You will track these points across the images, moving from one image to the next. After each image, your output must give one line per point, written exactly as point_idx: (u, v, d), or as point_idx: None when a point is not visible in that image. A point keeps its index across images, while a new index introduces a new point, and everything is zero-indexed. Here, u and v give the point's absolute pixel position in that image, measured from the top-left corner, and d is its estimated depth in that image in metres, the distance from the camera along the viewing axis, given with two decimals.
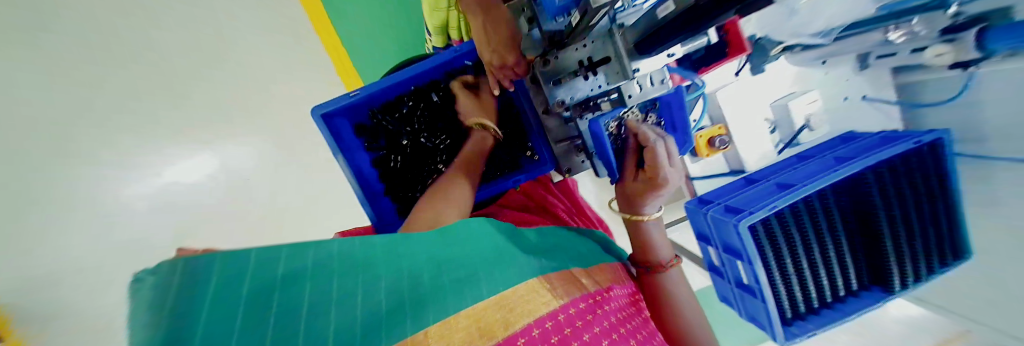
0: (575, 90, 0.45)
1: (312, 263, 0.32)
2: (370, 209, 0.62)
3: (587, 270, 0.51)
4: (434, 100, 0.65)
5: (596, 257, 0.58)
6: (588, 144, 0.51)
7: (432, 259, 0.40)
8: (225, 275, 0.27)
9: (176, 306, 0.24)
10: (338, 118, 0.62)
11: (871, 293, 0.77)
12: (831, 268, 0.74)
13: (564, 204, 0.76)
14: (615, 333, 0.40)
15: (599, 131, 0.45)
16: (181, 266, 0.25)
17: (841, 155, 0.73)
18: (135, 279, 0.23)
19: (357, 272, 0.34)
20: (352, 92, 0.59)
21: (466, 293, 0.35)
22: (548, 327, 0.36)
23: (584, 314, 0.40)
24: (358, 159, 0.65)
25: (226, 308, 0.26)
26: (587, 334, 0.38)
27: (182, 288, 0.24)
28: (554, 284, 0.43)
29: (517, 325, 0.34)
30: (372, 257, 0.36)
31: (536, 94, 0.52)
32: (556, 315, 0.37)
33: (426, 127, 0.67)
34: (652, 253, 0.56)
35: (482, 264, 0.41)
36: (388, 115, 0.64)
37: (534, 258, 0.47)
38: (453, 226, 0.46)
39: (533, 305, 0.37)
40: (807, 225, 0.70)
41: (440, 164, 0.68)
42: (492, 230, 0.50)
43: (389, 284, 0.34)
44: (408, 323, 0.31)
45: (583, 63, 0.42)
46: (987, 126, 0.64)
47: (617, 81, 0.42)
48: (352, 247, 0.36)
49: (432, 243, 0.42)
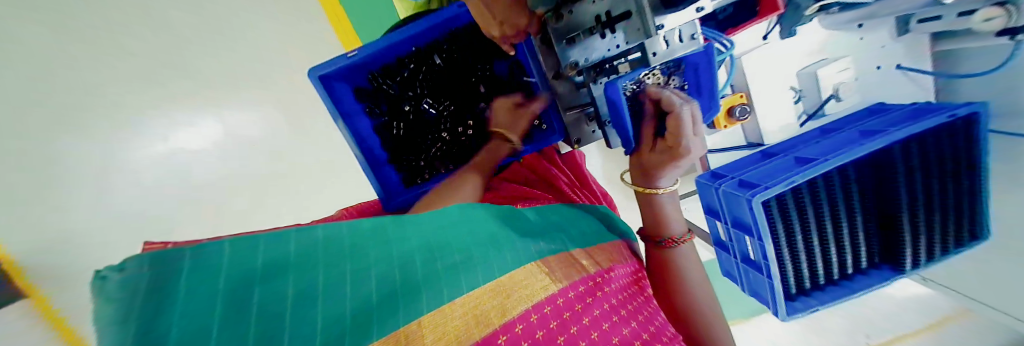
0: (590, 50, 0.41)
1: (294, 254, 0.31)
2: (373, 177, 0.61)
3: (588, 252, 0.50)
4: (436, 62, 0.60)
5: (601, 235, 0.57)
6: (602, 112, 0.46)
7: (424, 244, 0.39)
8: (195, 272, 0.25)
9: (146, 307, 0.22)
10: (336, 80, 0.59)
11: (880, 272, 0.75)
12: (842, 246, 0.73)
13: (566, 178, 0.72)
14: (615, 316, 0.41)
15: (617, 97, 0.40)
16: (148, 265, 0.23)
17: (868, 130, 0.69)
18: (99, 276, 0.21)
19: (344, 260, 0.33)
20: (349, 53, 0.55)
21: (462, 280, 0.35)
22: (547, 312, 0.36)
23: (584, 297, 0.41)
24: (359, 124, 0.63)
25: (206, 304, 0.25)
26: (588, 318, 0.38)
27: (149, 286, 0.23)
28: (553, 268, 0.43)
29: (513, 312, 0.34)
30: (360, 245, 0.35)
31: (545, 57, 0.48)
32: (555, 300, 0.38)
33: (429, 93, 0.63)
34: (662, 228, 0.54)
35: (476, 248, 0.40)
36: (389, 78, 0.61)
37: (533, 241, 0.47)
38: (447, 210, 0.46)
39: (530, 290, 0.38)
40: (824, 200, 0.67)
41: (444, 132, 0.65)
42: (486, 214, 0.49)
43: (381, 272, 0.33)
44: (402, 313, 0.30)
45: (600, 18, 0.39)
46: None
47: (636, 40, 0.39)
48: (338, 236, 0.35)
49: (424, 228, 0.41)
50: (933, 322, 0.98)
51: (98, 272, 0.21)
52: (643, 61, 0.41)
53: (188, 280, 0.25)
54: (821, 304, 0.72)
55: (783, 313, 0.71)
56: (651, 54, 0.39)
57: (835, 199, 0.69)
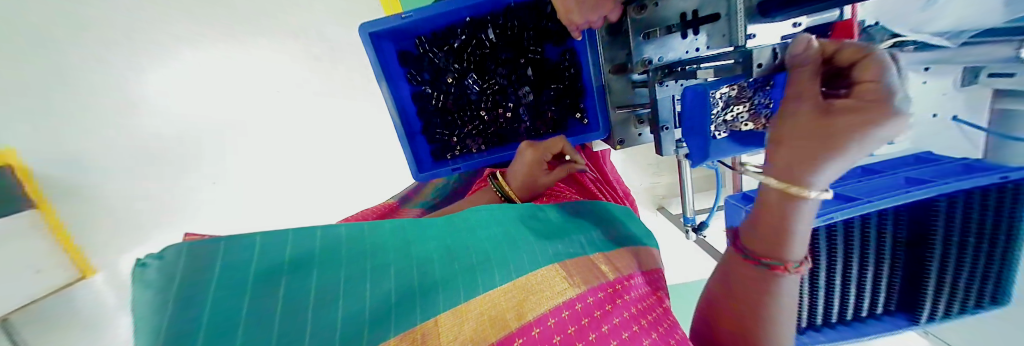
0: (667, 49, 0.40)
1: (320, 247, 0.30)
2: (407, 145, 0.60)
3: (606, 255, 0.44)
4: (489, 37, 0.58)
5: (620, 235, 0.51)
6: (660, 114, 0.43)
7: (442, 248, 0.36)
8: (225, 263, 0.25)
9: (181, 292, 0.22)
10: (384, 40, 0.57)
11: (893, 319, 0.74)
12: (860, 288, 0.71)
13: (591, 172, 0.68)
14: (636, 326, 0.34)
15: (698, 102, 0.37)
16: (185, 251, 0.23)
17: (915, 177, 0.67)
18: (138, 263, 0.22)
19: (366, 257, 0.31)
20: (404, 13, 0.52)
21: (479, 281, 0.32)
22: (565, 317, 0.31)
23: (602, 303, 0.35)
24: (400, 89, 0.62)
25: (233, 291, 0.24)
26: (606, 326, 0.32)
27: (185, 276, 0.23)
28: (570, 271, 0.37)
29: (531, 314, 0.30)
30: (381, 244, 0.33)
31: (609, 47, 0.46)
32: (573, 304, 0.33)
33: (474, 67, 0.60)
34: (783, 247, 0.33)
35: (495, 250, 0.37)
36: (437, 47, 0.59)
37: (550, 243, 0.42)
38: (461, 216, 0.43)
39: (548, 293, 0.33)
40: (853, 239, 0.66)
41: (483, 111, 0.62)
42: (505, 217, 0.45)
43: (400, 270, 0.31)
44: (419, 311, 0.28)
45: (685, 16, 0.38)
46: None
47: (719, 46, 0.37)
48: (360, 233, 0.33)
49: (440, 232, 0.39)
50: None
51: (139, 260, 0.22)
52: (736, 71, 0.36)
53: (223, 266, 0.24)
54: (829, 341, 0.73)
55: None
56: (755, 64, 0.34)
57: (865, 240, 0.67)
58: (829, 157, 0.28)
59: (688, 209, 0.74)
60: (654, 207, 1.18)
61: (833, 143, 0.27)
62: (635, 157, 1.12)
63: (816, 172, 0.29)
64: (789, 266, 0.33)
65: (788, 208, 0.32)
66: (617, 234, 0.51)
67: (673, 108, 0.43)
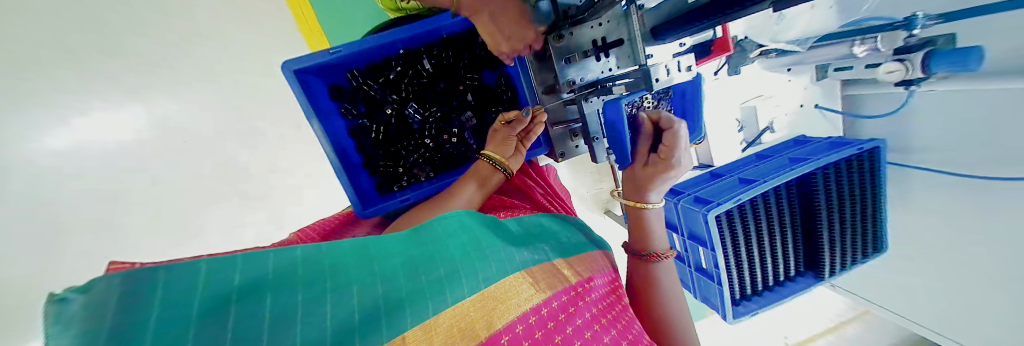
0: (586, 70, 0.45)
1: (275, 270, 0.26)
2: (348, 183, 0.57)
3: (568, 260, 0.45)
4: (425, 68, 0.60)
5: (576, 240, 0.53)
6: (591, 128, 0.49)
7: (409, 259, 0.34)
8: (167, 297, 0.21)
9: (112, 335, 0.18)
10: (313, 76, 0.55)
11: (804, 278, 0.87)
12: (777, 256, 0.83)
13: (540, 186, 0.72)
14: (596, 325, 0.37)
15: (618, 116, 0.43)
16: (116, 285, 0.19)
17: (796, 157, 0.81)
18: (58, 298, 0.17)
19: (327, 276, 0.28)
20: (333, 49, 0.52)
21: (447, 292, 0.31)
22: (532, 322, 0.33)
23: (566, 306, 0.37)
24: (335, 125, 0.59)
25: (171, 330, 0.20)
26: (570, 328, 0.35)
27: (115, 314, 0.19)
28: (537, 277, 0.38)
29: (499, 323, 0.31)
30: (343, 259, 0.31)
31: (537, 71, 0.51)
32: (539, 310, 0.34)
33: (414, 96, 0.62)
34: (647, 244, 0.53)
35: (464, 257, 0.36)
36: (372, 79, 0.59)
37: (517, 249, 0.42)
38: (429, 223, 0.40)
39: (515, 299, 0.34)
40: (761, 215, 0.78)
41: (427, 138, 0.63)
42: (473, 219, 0.43)
43: (364, 287, 0.29)
44: (384, 329, 0.27)
45: (597, 43, 0.42)
46: (917, 143, 0.77)
47: (627, 65, 0.43)
48: (320, 253, 0.30)
49: (405, 244, 0.36)
50: (832, 326, 1.16)
51: (54, 295, 0.17)
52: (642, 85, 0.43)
53: (162, 298, 0.21)
54: (760, 308, 0.82)
55: (730, 316, 0.79)
56: (655, 79, 0.41)
57: (771, 214, 0.79)
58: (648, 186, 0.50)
59: None
60: (601, 210, 1.26)
61: (655, 180, 0.50)
62: (577, 168, 1.20)
63: (645, 196, 0.51)
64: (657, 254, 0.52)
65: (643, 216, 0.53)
66: (575, 241, 0.53)
67: (599, 122, 0.49)
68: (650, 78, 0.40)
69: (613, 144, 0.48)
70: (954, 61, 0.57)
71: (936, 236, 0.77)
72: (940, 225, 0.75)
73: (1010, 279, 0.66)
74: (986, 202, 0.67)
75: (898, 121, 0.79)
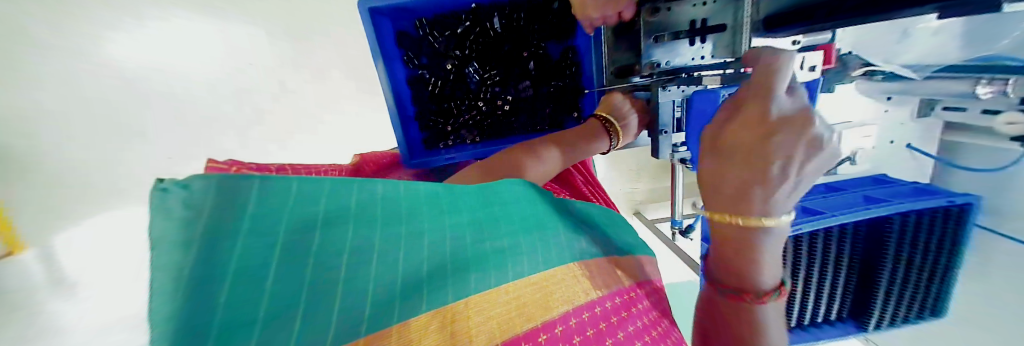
0: (675, 54, 0.40)
1: (355, 204, 0.27)
2: (401, 130, 0.56)
3: (620, 260, 0.42)
4: (494, 28, 0.57)
5: (623, 244, 0.47)
6: (661, 118, 0.45)
7: (475, 221, 0.33)
8: (257, 208, 0.21)
9: (206, 235, 0.19)
10: (382, 17, 0.54)
11: (844, 326, 0.81)
12: (819, 298, 0.77)
13: (582, 175, 0.68)
14: (647, 336, 0.31)
15: (710, 109, 0.39)
16: (212, 186, 0.19)
17: (871, 196, 0.73)
18: (160, 188, 0.17)
19: (400, 220, 0.29)
20: None
21: (508, 265, 0.30)
22: (585, 318, 0.29)
23: (618, 310, 0.32)
24: (396, 71, 0.58)
25: (264, 240, 0.21)
26: (621, 334, 0.30)
27: (210, 213, 0.19)
28: (592, 271, 0.35)
29: (557, 310, 0.28)
30: (415, 206, 0.31)
31: (614, 49, 0.48)
32: (593, 306, 0.30)
33: (477, 56, 0.59)
34: (750, 276, 0.32)
35: (526, 234, 0.34)
36: (438, 30, 0.57)
37: (574, 237, 0.39)
38: (495, 186, 0.39)
39: (569, 290, 0.31)
40: (818, 251, 0.71)
41: (481, 102, 0.61)
42: (534, 198, 0.42)
43: (431, 241, 0.29)
44: (450, 288, 0.26)
45: (695, 24, 0.38)
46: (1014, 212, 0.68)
47: (722, 56, 0.39)
48: (397, 195, 0.31)
49: (475, 202, 0.36)
50: None
51: (159, 184, 0.17)
52: (736, 79, 0.38)
53: (254, 210, 0.21)
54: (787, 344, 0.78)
55: None
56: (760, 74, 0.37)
57: (827, 252, 0.72)
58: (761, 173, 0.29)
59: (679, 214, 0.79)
60: (630, 211, 1.21)
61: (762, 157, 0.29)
62: (616, 164, 1.15)
63: (753, 201, 0.30)
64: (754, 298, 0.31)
65: (752, 233, 0.31)
66: (625, 243, 0.48)
67: (673, 113, 0.44)
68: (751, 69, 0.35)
69: (690, 143, 0.44)
70: None
71: (1007, 320, 0.69)
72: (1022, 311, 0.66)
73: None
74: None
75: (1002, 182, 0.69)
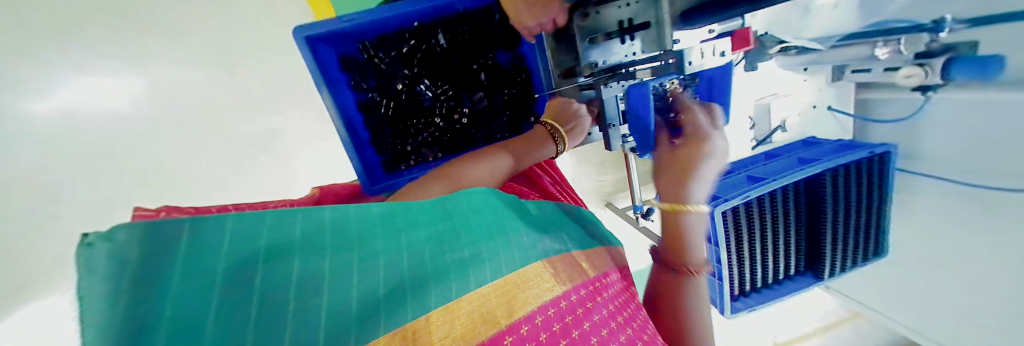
0: (609, 53, 0.43)
1: (301, 234, 0.27)
2: (356, 156, 0.55)
3: (586, 252, 0.44)
4: (440, 44, 0.58)
5: (591, 237, 0.50)
6: (608, 112, 0.48)
7: (433, 235, 0.34)
8: (190, 251, 0.21)
9: (136, 284, 0.19)
10: (323, 45, 0.53)
11: (804, 278, 0.89)
12: (778, 256, 0.84)
13: (549, 176, 0.71)
14: (612, 323, 0.35)
15: (644, 98, 0.43)
16: (141, 236, 0.19)
17: (805, 157, 0.81)
18: (85, 243, 0.17)
19: (353, 245, 0.29)
20: (345, 16, 0.50)
21: (470, 274, 0.30)
22: (551, 315, 0.31)
23: (584, 301, 0.35)
24: (344, 97, 0.57)
25: (200, 283, 0.21)
26: (587, 324, 0.33)
27: (137, 263, 0.19)
28: (556, 265, 0.37)
29: (521, 312, 0.30)
30: (370, 229, 0.31)
31: (555, 54, 0.50)
32: (559, 302, 0.33)
33: (427, 73, 0.60)
34: (683, 252, 0.44)
35: (487, 239, 0.35)
36: (384, 52, 0.57)
37: (539, 236, 0.40)
38: (453, 197, 0.39)
39: (535, 290, 0.32)
40: (768, 213, 0.78)
41: (437, 117, 0.62)
42: (498, 203, 0.42)
43: (388, 261, 0.29)
44: (409, 305, 0.26)
45: (622, 24, 0.41)
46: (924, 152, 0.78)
47: (651, 50, 0.42)
48: (347, 219, 0.30)
49: (432, 215, 0.36)
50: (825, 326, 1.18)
51: (82, 239, 0.17)
52: (672, 68, 0.46)
53: (187, 255, 0.21)
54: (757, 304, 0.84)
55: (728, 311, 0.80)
56: (687, 63, 0.45)
57: (777, 212, 0.79)
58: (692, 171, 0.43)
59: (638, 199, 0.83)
60: (602, 203, 1.25)
61: (689, 166, 0.43)
62: (582, 160, 1.20)
63: (682, 193, 0.43)
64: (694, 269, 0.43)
65: (683, 219, 0.43)
66: (591, 237, 0.50)
67: (618, 107, 0.48)
68: (684, 61, 0.45)
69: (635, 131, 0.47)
70: (974, 69, 0.57)
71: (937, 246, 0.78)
72: (948, 237, 0.75)
73: (994, 287, 0.68)
74: (982, 210, 0.68)
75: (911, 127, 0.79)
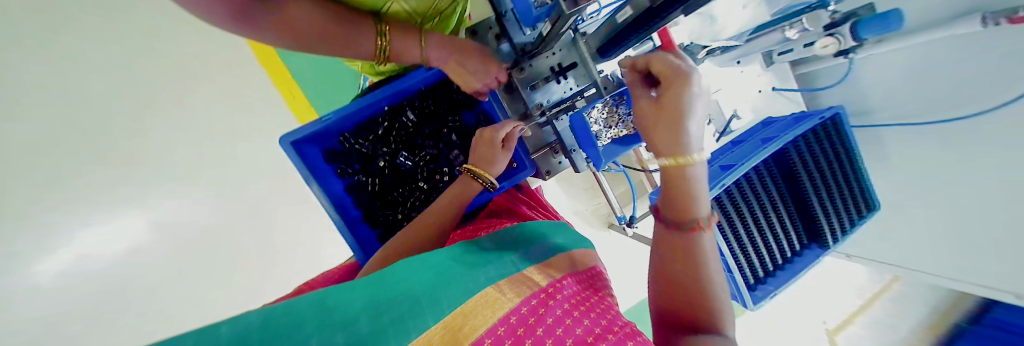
0: (549, 93, 0.50)
1: (220, 335, 0.21)
2: (351, 235, 0.59)
3: (537, 268, 0.46)
4: (410, 118, 0.65)
5: (550, 248, 0.53)
6: (567, 141, 0.54)
7: (369, 305, 0.31)
8: None
9: None
10: (306, 144, 0.60)
11: (812, 250, 0.89)
12: (779, 235, 0.85)
13: (529, 206, 0.74)
14: (570, 318, 0.35)
15: (580, 124, 0.48)
16: None
17: (766, 138, 0.86)
18: None
19: (281, 331, 0.24)
20: (324, 117, 0.58)
21: (413, 324, 0.29)
22: (502, 332, 0.31)
23: (536, 309, 0.35)
24: (332, 185, 0.63)
25: None
26: (543, 329, 0.32)
27: None
28: (503, 290, 0.38)
29: (472, 337, 0.30)
30: (297, 318, 0.26)
31: (510, 102, 0.57)
32: (507, 318, 0.33)
33: (403, 146, 0.66)
34: (689, 210, 0.40)
35: (425, 292, 0.34)
36: (363, 137, 0.63)
37: (477, 272, 0.41)
38: (391, 271, 0.39)
39: (482, 316, 0.33)
40: (750, 197, 0.81)
41: (420, 182, 0.66)
42: (426, 262, 0.42)
43: (325, 337, 0.25)
44: None
45: (554, 69, 0.49)
46: (875, 102, 0.88)
47: (584, 82, 0.49)
48: (268, 314, 0.25)
49: (361, 289, 0.34)
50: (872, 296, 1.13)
51: None
52: (597, 94, 0.50)
53: None
54: (776, 289, 0.83)
55: (750, 302, 0.80)
56: (603, 88, 0.48)
57: (758, 193, 0.83)
58: (684, 116, 0.37)
59: (620, 210, 0.87)
60: (605, 225, 1.28)
61: (674, 111, 0.38)
62: (574, 187, 1.24)
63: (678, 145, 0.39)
64: (700, 223, 0.39)
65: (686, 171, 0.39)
66: (545, 249, 0.52)
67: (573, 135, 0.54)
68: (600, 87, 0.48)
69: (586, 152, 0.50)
70: (881, 25, 0.64)
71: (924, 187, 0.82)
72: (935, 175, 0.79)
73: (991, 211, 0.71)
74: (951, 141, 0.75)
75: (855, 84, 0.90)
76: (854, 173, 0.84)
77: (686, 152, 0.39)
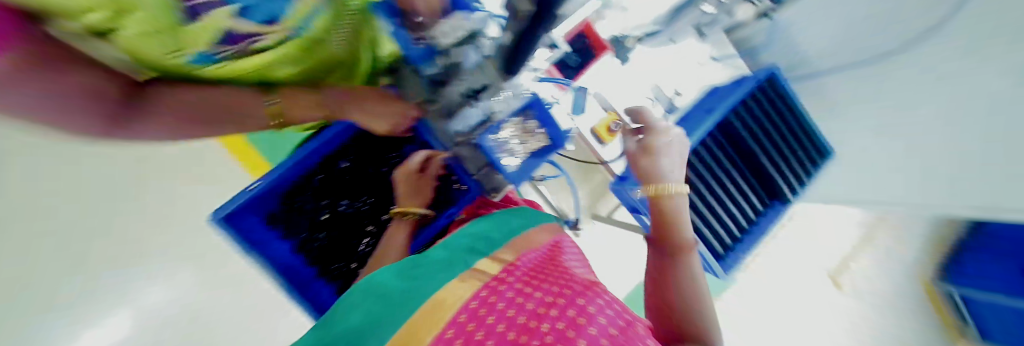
0: (468, 118, 0.48)
1: None
2: None
3: (491, 259, 0.44)
4: (344, 165, 0.62)
5: (504, 234, 0.52)
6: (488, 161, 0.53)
7: None
8: None
9: None
10: (244, 215, 0.58)
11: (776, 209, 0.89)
12: (737, 200, 0.85)
13: None
14: (527, 288, 0.33)
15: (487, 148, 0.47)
16: None
17: (710, 108, 0.88)
18: None
19: None
20: (252, 185, 0.57)
21: None
22: (460, 319, 0.26)
23: (491, 291, 0.32)
24: (275, 250, 0.61)
25: None
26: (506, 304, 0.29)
27: None
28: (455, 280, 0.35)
29: (430, 332, 0.26)
30: None
31: (439, 129, 0.55)
32: (465, 305, 0.28)
33: (343, 194, 0.64)
34: (674, 234, 0.47)
35: (375, 313, 0.31)
36: (300, 194, 0.62)
37: (429, 272, 0.38)
38: (331, 315, 0.35)
39: (439, 307, 0.29)
40: (703, 169, 0.82)
41: (368, 226, 0.64)
42: (371, 280, 0.38)
43: None
44: None
45: (469, 93, 0.46)
46: (811, 52, 0.91)
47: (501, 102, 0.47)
48: None
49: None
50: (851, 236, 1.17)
51: None
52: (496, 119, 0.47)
53: None
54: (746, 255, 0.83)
55: (721, 273, 0.80)
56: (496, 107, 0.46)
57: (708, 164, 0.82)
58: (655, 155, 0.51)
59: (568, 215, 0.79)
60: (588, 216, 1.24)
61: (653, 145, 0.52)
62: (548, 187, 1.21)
63: (657, 175, 0.50)
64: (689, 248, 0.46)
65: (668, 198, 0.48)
66: (501, 236, 0.51)
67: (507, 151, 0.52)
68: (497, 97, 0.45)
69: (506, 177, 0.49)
70: None
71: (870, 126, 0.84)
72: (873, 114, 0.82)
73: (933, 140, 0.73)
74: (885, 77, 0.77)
75: (786, 38, 0.94)
76: (796, 120, 0.87)
77: (666, 182, 0.49)
